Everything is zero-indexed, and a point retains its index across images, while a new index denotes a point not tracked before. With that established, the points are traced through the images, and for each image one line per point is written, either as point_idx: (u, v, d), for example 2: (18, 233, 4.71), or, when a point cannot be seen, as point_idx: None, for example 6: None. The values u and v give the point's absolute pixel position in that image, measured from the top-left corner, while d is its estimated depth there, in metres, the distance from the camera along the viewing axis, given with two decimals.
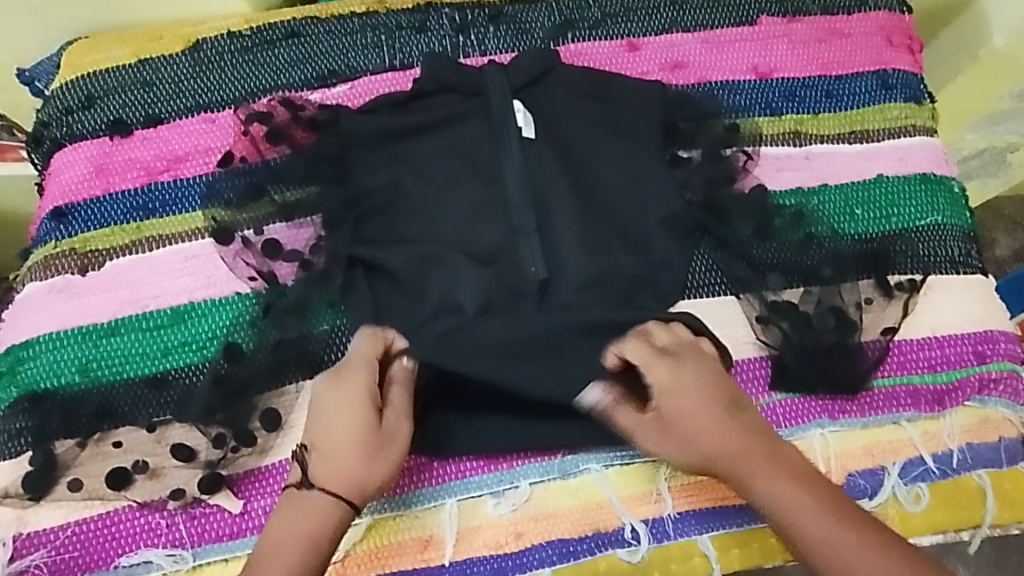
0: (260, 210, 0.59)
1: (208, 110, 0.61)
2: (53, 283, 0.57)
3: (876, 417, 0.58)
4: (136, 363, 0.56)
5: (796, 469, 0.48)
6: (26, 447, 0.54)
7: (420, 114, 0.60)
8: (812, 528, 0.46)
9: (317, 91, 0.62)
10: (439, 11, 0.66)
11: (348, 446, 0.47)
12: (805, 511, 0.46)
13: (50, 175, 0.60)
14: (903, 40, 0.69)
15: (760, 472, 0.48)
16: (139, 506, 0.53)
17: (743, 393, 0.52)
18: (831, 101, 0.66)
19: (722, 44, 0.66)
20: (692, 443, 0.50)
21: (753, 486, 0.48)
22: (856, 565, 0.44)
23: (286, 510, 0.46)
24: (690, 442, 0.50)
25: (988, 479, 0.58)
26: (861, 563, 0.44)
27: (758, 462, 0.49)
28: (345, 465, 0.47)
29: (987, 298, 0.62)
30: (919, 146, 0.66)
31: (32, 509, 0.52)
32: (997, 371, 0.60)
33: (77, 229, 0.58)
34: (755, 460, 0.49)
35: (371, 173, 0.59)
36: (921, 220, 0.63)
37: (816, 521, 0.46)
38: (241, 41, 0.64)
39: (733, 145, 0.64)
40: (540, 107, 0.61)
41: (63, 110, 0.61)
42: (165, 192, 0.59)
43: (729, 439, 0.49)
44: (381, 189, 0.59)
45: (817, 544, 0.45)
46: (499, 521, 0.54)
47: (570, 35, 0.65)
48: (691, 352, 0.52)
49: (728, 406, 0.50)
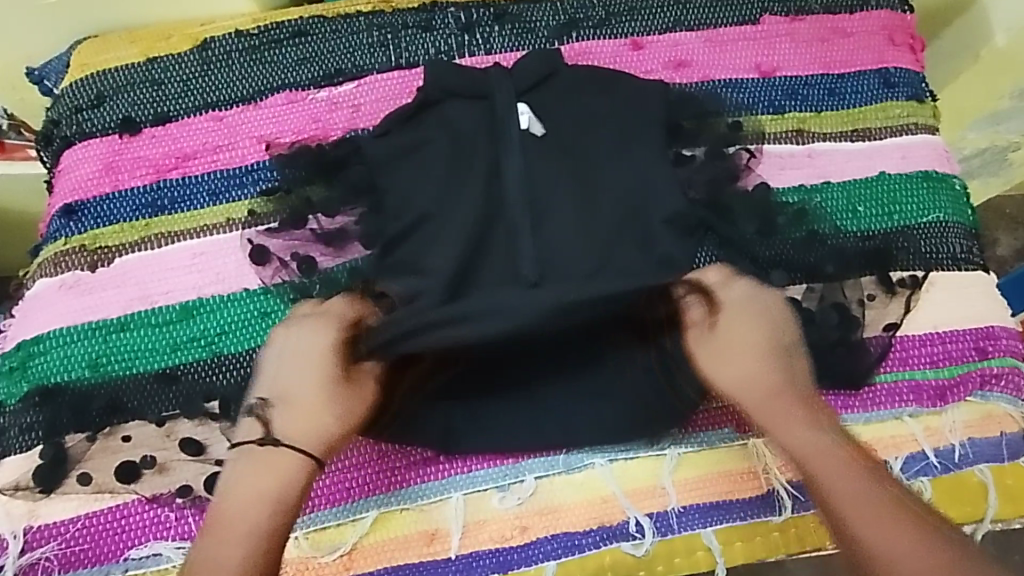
0: (267, 207, 0.60)
1: (216, 108, 0.62)
2: (63, 279, 0.58)
3: (878, 412, 0.59)
4: (145, 358, 0.56)
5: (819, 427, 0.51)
6: (37, 440, 0.54)
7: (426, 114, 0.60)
8: (837, 472, 0.48)
9: (324, 89, 0.63)
10: (445, 10, 0.66)
11: (310, 403, 0.50)
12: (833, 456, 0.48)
13: (61, 172, 0.61)
14: (905, 39, 0.70)
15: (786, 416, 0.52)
16: (149, 499, 0.53)
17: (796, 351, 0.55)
18: (834, 99, 0.67)
19: (725, 43, 0.67)
20: (736, 369, 0.54)
21: (785, 431, 0.51)
22: (877, 513, 0.45)
23: (247, 469, 0.48)
24: (735, 368, 0.54)
25: (990, 474, 0.59)
26: (883, 512, 0.45)
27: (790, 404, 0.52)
28: (308, 419, 0.50)
29: (989, 295, 0.63)
30: (921, 144, 0.66)
31: (43, 502, 0.53)
32: (998, 367, 0.60)
33: (88, 225, 0.59)
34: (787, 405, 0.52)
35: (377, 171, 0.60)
36: (923, 217, 0.64)
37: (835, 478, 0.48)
38: (249, 40, 0.64)
39: (737, 143, 0.64)
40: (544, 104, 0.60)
41: (73, 108, 0.62)
42: (174, 189, 0.60)
43: (767, 379, 0.53)
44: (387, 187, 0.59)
45: (842, 490, 0.47)
46: (505, 514, 0.54)
47: (575, 34, 0.66)
48: (750, 297, 0.56)
49: (777, 352, 0.54)
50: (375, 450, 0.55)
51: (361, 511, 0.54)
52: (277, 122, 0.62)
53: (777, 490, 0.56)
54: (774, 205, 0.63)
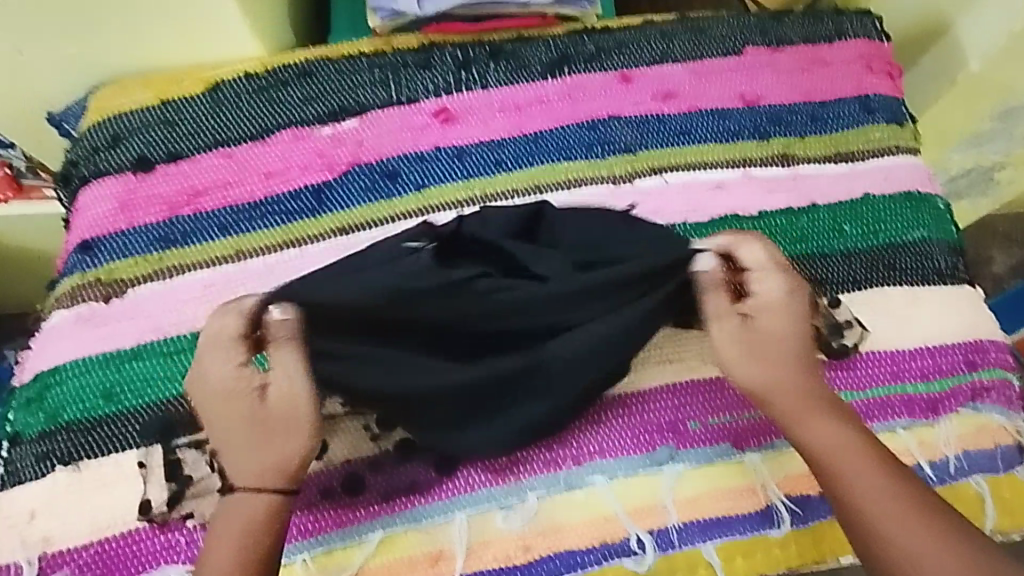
0: (275, 239, 0.63)
1: (227, 146, 0.65)
2: (79, 312, 0.60)
3: (872, 425, 0.60)
4: (157, 387, 0.58)
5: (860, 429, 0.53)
6: (51, 469, 0.56)
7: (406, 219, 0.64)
8: (871, 486, 0.49)
9: (329, 126, 0.66)
10: (442, 49, 0.69)
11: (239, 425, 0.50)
12: (863, 473, 0.50)
13: (78, 211, 0.64)
14: (883, 66, 0.73)
15: (811, 423, 0.52)
16: (159, 526, 0.55)
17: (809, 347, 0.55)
18: (817, 125, 0.69)
19: (711, 74, 0.70)
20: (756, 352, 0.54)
21: (800, 429, 0.53)
22: (895, 518, 0.47)
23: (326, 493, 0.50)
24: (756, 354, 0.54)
25: (986, 485, 0.60)
26: (903, 518, 0.47)
27: (814, 420, 0.52)
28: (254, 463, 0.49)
29: (976, 309, 0.65)
30: (903, 165, 0.69)
31: (58, 530, 0.55)
32: (988, 380, 0.62)
33: (103, 260, 0.62)
34: (823, 417, 0.53)
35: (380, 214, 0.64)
36: (908, 235, 0.66)
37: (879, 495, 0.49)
38: (257, 82, 0.67)
39: (726, 169, 0.67)
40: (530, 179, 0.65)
41: (90, 149, 0.65)
42: (186, 224, 0.63)
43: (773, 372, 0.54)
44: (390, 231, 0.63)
45: (875, 499, 0.48)
46: (508, 533, 0.55)
47: (567, 69, 0.69)
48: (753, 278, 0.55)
49: (806, 359, 0.54)
50: (387, 488, 0.56)
51: (366, 533, 0.55)
52: (283, 158, 0.65)
53: (776, 504, 0.57)
54: (763, 227, 0.65)
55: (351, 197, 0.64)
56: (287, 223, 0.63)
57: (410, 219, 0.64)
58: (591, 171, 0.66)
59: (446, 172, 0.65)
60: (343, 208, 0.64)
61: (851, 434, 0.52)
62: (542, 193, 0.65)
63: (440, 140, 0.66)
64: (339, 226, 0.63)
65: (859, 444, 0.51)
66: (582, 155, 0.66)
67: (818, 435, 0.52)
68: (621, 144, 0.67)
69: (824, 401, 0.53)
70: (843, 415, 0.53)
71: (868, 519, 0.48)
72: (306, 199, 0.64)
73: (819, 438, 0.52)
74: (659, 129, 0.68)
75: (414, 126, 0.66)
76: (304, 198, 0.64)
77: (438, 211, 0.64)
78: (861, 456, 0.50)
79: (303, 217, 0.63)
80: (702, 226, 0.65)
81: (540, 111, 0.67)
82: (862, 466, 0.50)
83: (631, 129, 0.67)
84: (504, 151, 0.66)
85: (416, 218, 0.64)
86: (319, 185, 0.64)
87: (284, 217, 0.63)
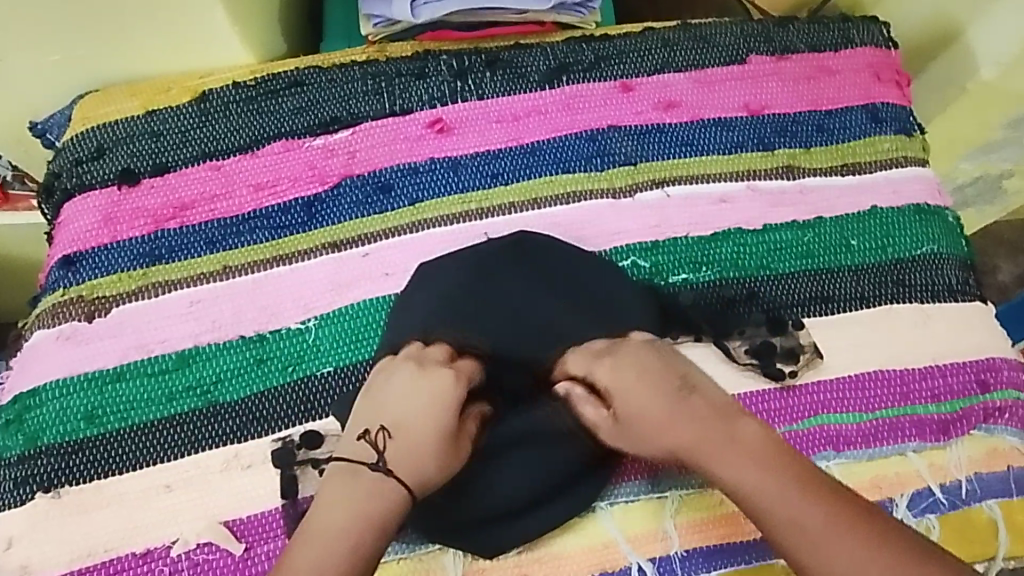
0: (262, 254, 0.61)
1: (214, 158, 0.63)
2: (60, 330, 0.58)
3: (881, 448, 0.58)
4: (142, 409, 0.56)
5: (770, 449, 0.48)
6: (31, 494, 0.54)
7: (399, 234, 0.62)
8: (781, 507, 0.45)
9: (320, 137, 0.64)
10: (437, 57, 0.67)
11: (423, 442, 0.48)
12: (773, 493, 0.45)
13: (61, 224, 0.62)
14: (891, 75, 0.71)
15: (717, 456, 0.48)
16: (142, 553, 0.53)
17: (694, 376, 0.52)
18: (823, 136, 0.67)
19: (713, 83, 0.68)
20: (647, 429, 0.50)
21: (710, 470, 0.48)
22: (821, 544, 0.43)
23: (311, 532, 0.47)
24: (646, 429, 0.50)
25: (1000, 511, 0.57)
26: (825, 541, 0.43)
27: (715, 454, 0.48)
28: (422, 465, 0.47)
29: (987, 326, 0.63)
30: (912, 177, 0.67)
31: (36, 559, 0.53)
32: (1001, 401, 0.60)
33: (86, 275, 0.60)
34: (719, 449, 0.48)
35: (372, 231, 0.62)
36: (917, 250, 0.64)
37: (795, 518, 0.44)
38: (246, 91, 0.65)
39: (731, 181, 0.65)
40: (528, 192, 0.63)
41: (74, 160, 0.63)
42: (171, 238, 0.61)
43: (678, 426, 0.49)
44: (384, 248, 0.61)
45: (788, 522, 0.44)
46: (504, 562, 0.53)
47: (566, 77, 0.67)
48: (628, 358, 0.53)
49: (676, 391, 0.51)
50: None
51: None
52: (272, 169, 0.63)
53: None
54: (768, 242, 0.63)
55: (343, 211, 0.62)
56: (276, 237, 0.61)
57: (405, 236, 0.62)
58: (590, 184, 0.64)
59: (441, 184, 0.63)
60: (334, 222, 0.62)
61: (746, 456, 0.47)
62: (540, 206, 0.63)
63: (436, 151, 0.64)
64: (331, 240, 0.61)
65: (745, 457, 0.47)
66: (582, 167, 0.64)
67: (723, 477, 0.47)
68: (622, 156, 0.65)
69: (719, 425, 0.49)
70: (746, 436, 0.48)
71: (789, 540, 0.45)
72: (297, 213, 0.62)
73: (723, 473, 0.47)
74: (660, 140, 0.66)
75: (409, 136, 0.64)
76: (293, 211, 0.62)
77: (433, 225, 0.62)
78: (759, 476, 0.46)
79: (292, 231, 0.61)
80: (705, 240, 0.63)
81: (538, 122, 0.65)
82: (763, 487, 0.46)
83: (631, 140, 0.65)
84: (501, 162, 0.64)
85: (410, 233, 0.62)
86: (310, 198, 0.62)
87: (273, 231, 0.61)
